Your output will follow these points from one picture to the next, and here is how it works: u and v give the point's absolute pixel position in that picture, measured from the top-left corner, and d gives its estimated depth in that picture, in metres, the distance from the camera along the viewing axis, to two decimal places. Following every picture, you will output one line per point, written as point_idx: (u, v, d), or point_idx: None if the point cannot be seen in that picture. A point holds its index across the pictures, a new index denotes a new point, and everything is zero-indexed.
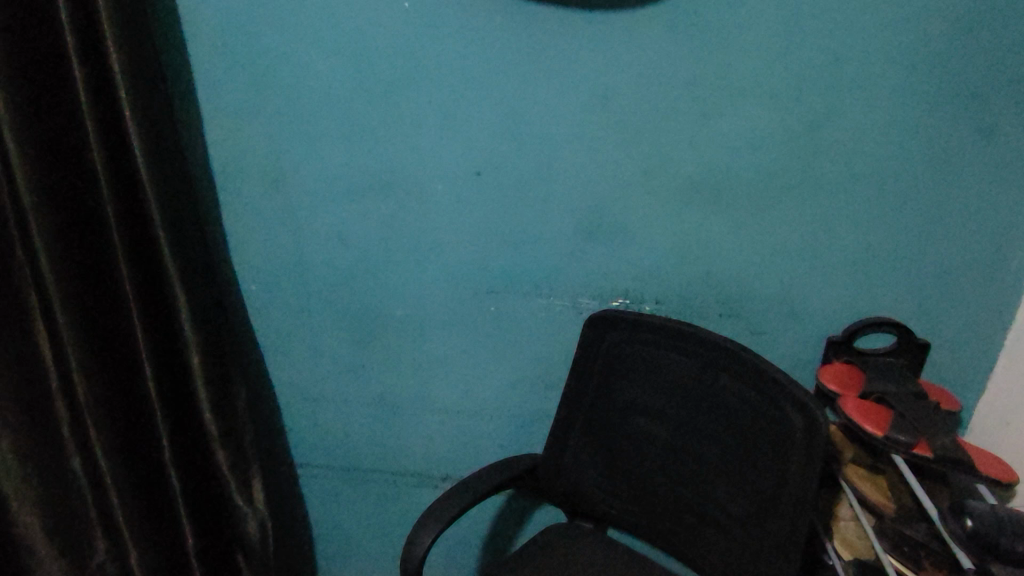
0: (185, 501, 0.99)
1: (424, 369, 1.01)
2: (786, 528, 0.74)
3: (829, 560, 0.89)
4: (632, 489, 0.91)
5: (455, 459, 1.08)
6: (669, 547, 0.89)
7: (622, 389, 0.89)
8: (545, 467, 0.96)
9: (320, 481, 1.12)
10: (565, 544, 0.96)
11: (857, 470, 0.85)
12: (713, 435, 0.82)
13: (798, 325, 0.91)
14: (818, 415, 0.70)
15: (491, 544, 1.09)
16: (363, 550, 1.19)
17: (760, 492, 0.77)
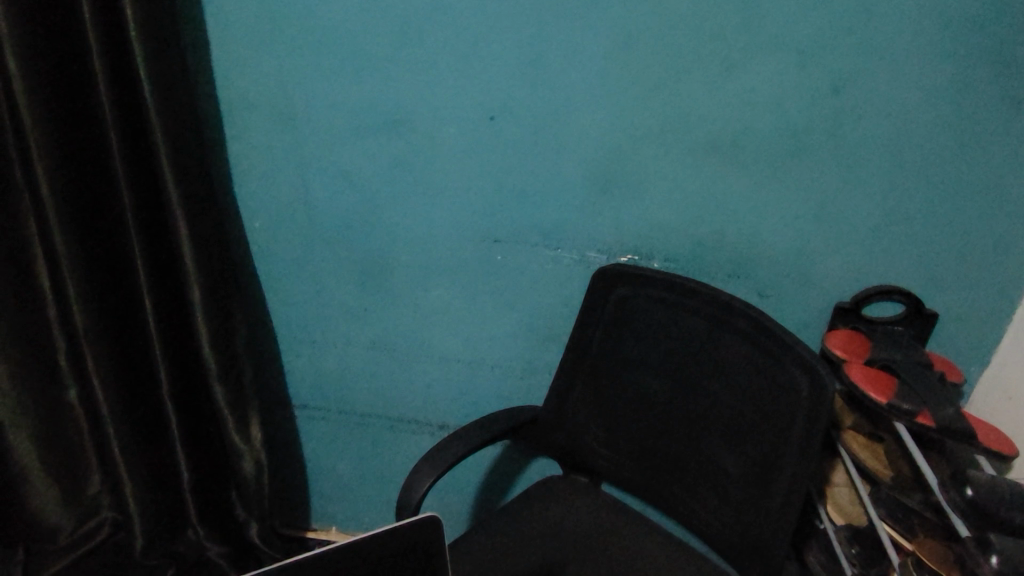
0: (180, 435, 0.99)
1: (428, 316, 1.00)
2: (786, 493, 0.73)
3: (823, 524, 0.90)
4: (631, 446, 0.91)
5: (453, 408, 1.08)
6: (664, 505, 0.90)
7: (627, 347, 0.89)
8: (543, 420, 0.96)
9: (317, 423, 1.12)
10: (558, 497, 0.96)
11: (856, 437, 0.86)
12: (716, 395, 0.81)
13: (808, 290, 0.90)
14: (825, 379, 0.69)
15: (484, 494, 1.09)
16: (357, 494, 1.20)
17: (760, 456, 0.76)
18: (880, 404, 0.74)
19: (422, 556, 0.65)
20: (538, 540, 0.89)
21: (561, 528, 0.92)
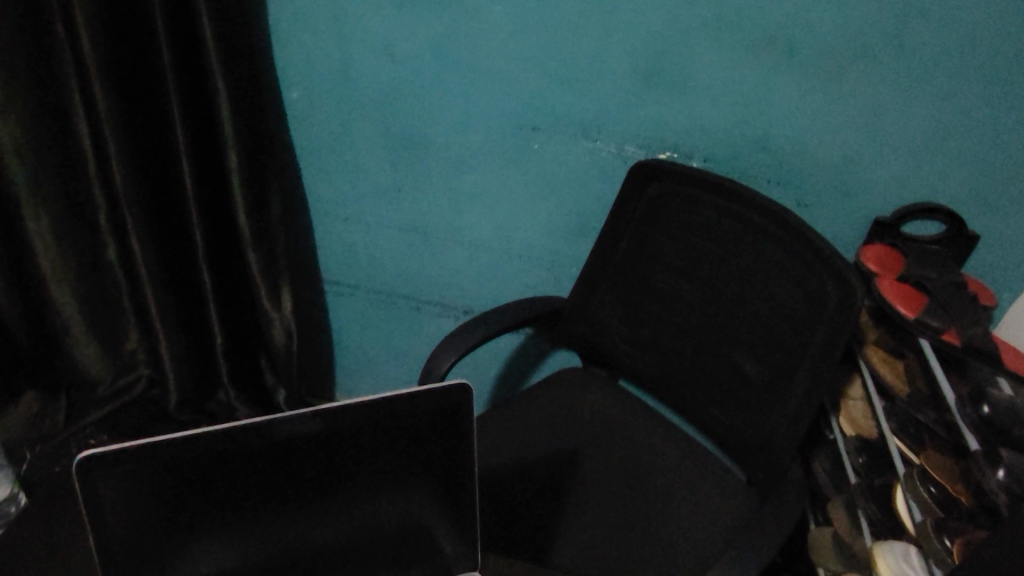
0: (214, 299, 1.02)
1: (461, 201, 1.00)
2: (801, 398, 0.74)
3: (834, 435, 0.93)
4: (651, 344, 0.92)
5: (479, 295, 1.09)
6: (679, 402, 0.92)
7: (658, 245, 0.88)
8: (568, 310, 0.97)
9: (346, 300, 1.15)
10: (576, 386, 0.99)
11: (877, 351, 0.86)
12: (743, 299, 0.81)
13: (848, 201, 0.88)
14: (856, 288, 0.69)
15: (504, 379, 1.13)
16: (381, 371, 1.24)
17: (780, 360, 0.77)
18: (906, 319, 0.75)
19: (452, 420, 0.52)
20: (552, 427, 0.93)
21: (575, 415, 0.95)
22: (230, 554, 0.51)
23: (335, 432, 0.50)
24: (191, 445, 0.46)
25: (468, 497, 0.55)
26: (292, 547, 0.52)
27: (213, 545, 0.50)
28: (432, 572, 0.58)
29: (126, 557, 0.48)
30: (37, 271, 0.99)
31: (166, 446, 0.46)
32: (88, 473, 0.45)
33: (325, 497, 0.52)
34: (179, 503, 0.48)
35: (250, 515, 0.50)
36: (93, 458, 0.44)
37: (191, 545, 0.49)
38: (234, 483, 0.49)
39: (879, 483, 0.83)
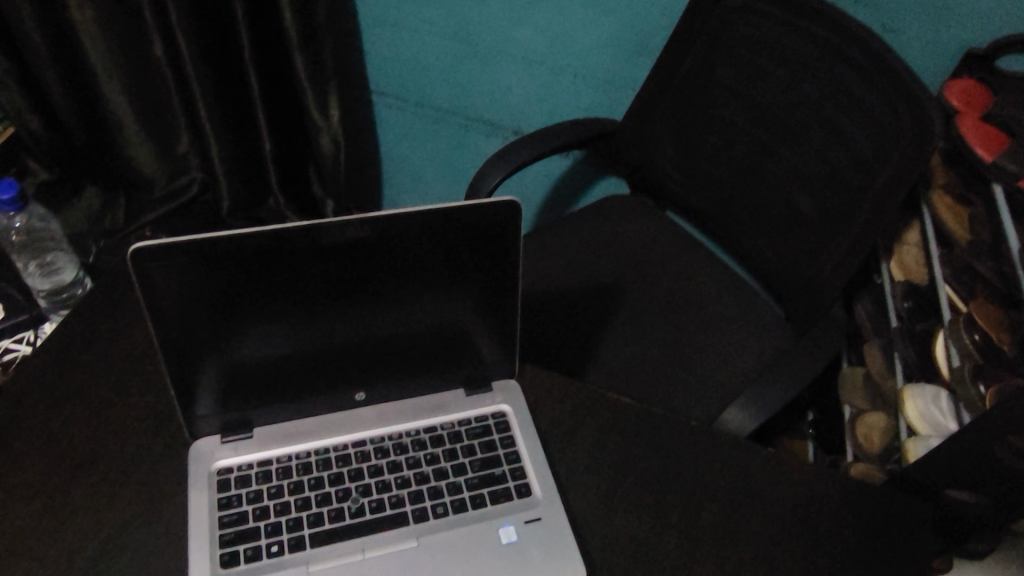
0: (263, 107, 1.00)
1: (517, 10, 0.93)
2: (854, 238, 0.72)
3: (880, 279, 0.92)
4: (703, 174, 0.89)
5: (529, 114, 1.06)
6: (727, 235, 0.91)
7: (721, 68, 0.82)
8: (620, 134, 0.94)
9: (394, 113, 1.13)
10: (620, 213, 0.98)
11: (943, 197, 0.80)
12: (807, 132, 0.76)
13: (939, 27, 0.80)
14: (934, 124, 0.64)
15: (549, 204, 1.12)
16: (426, 188, 1.24)
17: (837, 198, 0.74)
18: (981, 163, 0.69)
19: (498, 234, 0.52)
20: (594, 251, 0.93)
21: (618, 242, 0.94)
22: (283, 346, 0.54)
23: (381, 239, 0.50)
24: (240, 242, 0.47)
25: (510, 309, 0.56)
26: (340, 344, 0.55)
27: (266, 337, 0.53)
28: (473, 377, 0.61)
29: (186, 340, 0.51)
30: (85, 65, 0.97)
31: (218, 242, 0.47)
32: (145, 262, 0.46)
33: (372, 300, 0.53)
34: (233, 296, 0.50)
35: (299, 312, 0.52)
36: (148, 248, 0.46)
37: (244, 335, 0.52)
38: (284, 281, 0.50)
39: (919, 328, 0.82)
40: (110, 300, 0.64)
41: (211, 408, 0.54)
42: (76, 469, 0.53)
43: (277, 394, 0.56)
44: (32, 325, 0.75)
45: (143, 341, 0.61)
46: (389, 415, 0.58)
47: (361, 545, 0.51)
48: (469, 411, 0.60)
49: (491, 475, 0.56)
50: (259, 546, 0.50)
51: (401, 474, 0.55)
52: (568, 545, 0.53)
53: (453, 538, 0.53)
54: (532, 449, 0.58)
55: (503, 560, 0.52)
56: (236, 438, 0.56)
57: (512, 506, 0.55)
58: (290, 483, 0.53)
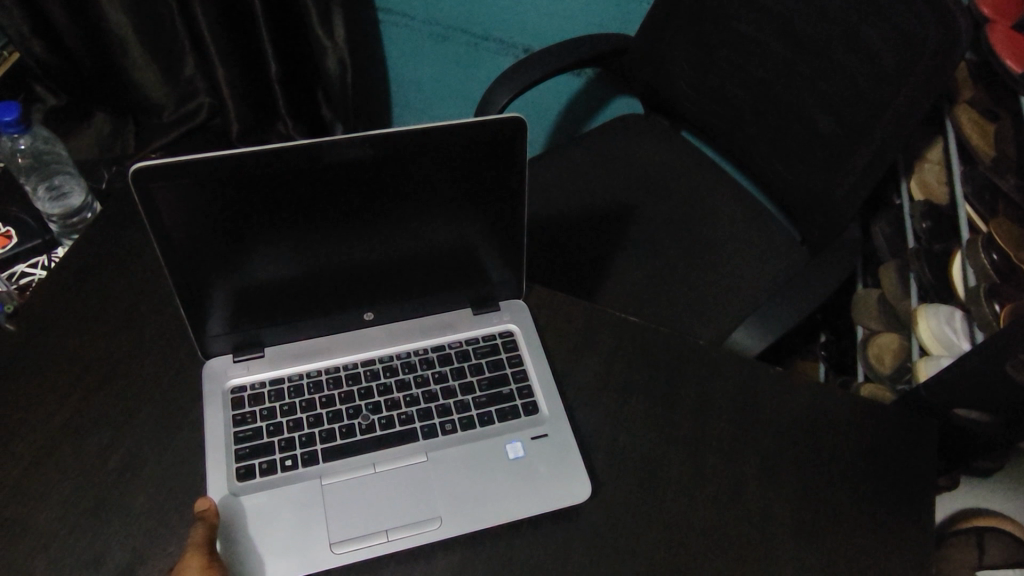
0: (265, 23, 0.97)
1: None
2: (871, 156, 0.70)
3: (899, 200, 0.89)
4: (718, 91, 0.86)
5: (539, 30, 1.02)
6: (742, 153, 0.89)
7: None
8: (633, 51, 0.90)
9: (400, 32, 1.09)
10: (634, 133, 0.96)
11: (969, 112, 0.77)
12: (825, 47, 0.72)
13: None
14: (962, 37, 0.60)
15: (562, 125, 1.09)
16: (436, 110, 1.22)
17: (855, 117, 0.71)
18: (1012, 76, 0.66)
19: (502, 151, 0.51)
20: (607, 171, 0.91)
21: (631, 163, 0.92)
22: (289, 267, 0.54)
23: (383, 158, 0.49)
24: (242, 162, 0.47)
25: (517, 227, 0.56)
26: (346, 264, 0.55)
27: (272, 258, 0.53)
28: (480, 297, 0.61)
29: (193, 260, 0.51)
30: None
31: (219, 162, 0.46)
32: (146, 181, 0.46)
33: (376, 220, 0.53)
34: (237, 217, 0.50)
35: (304, 232, 0.52)
36: (149, 168, 0.45)
37: (250, 257, 0.52)
38: (287, 201, 0.50)
39: (936, 249, 0.81)
40: (119, 224, 0.64)
41: (222, 328, 0.55)
42: (96, 389, 0.55)
43: (286, 315, 0.57)
44: (46, 250, 0.75)
45: (152, 263, 0.62)
46: (398, 334, 0.59)
47: (373, 459, 0.53)
48: (476, 331, 0.60)
49: (499, 393, 0.57)
50: (274, 460, 0.52)
51: (410, 392, 0.56)
52: (575, 460, 0.54)
53: (462, 453, 0.54)
54: (540, 368, 0.58)
55: (510, 474, 0.54)
56: (249, 357, 0.57)
57: (519, 424, 0.56)
58: (302, 400, 0.54)
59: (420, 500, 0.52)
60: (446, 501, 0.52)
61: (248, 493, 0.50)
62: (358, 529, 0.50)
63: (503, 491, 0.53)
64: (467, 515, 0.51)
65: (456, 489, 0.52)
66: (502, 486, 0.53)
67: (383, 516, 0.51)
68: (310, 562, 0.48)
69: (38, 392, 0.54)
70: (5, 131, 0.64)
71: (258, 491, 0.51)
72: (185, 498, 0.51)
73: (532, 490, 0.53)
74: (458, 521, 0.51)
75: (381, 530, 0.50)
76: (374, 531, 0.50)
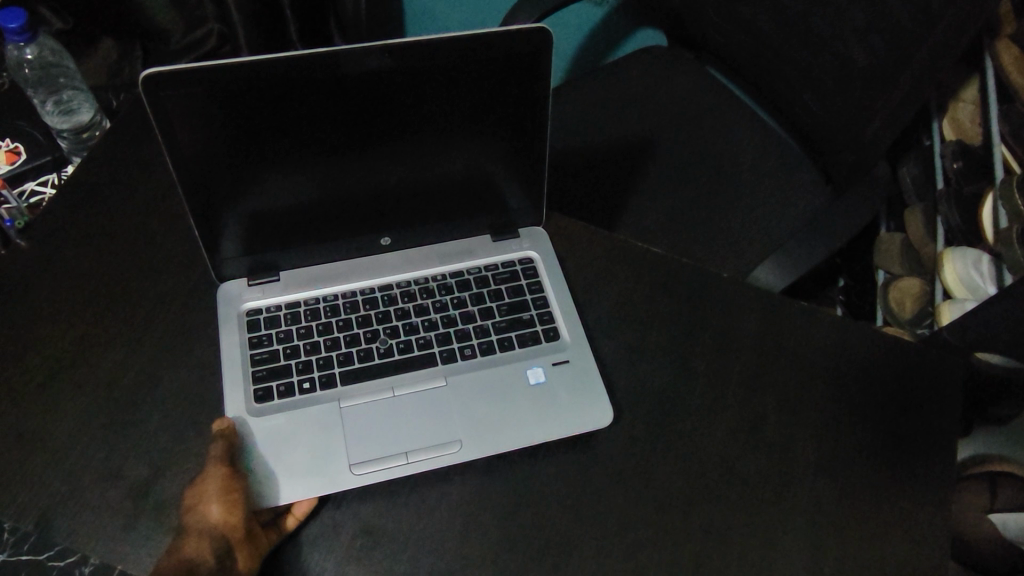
0: None
1: None
2: (904, 95, 0.66)
3: (929, 140, 0.86)
4: (742, 21, 0.81)
5: None
6: (769, 87, 0.85)
7: None
8: None
9: None
10: (657, 65, 0.92)
11: (1010, 48, 0.73)
12: None
13: None
14: None
15: (582, 58, 1.05)
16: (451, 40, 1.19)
17: (889, 53, 0.66)
18: None
19: (526, 66, 0.49)
20: (627, 104, 0.89)
21: (653, 96, 0.90)
22: (304, 190, 0.52)
23: (403, 70, 0.47)
24: (257, 71, 0.45)
25: (540, 151, 0.54)
26: (363, 187, 0.53)
27: (287, 179, 0.51)
28: (500, 224, 0.59)
29: (207, 178, 0.49)
30: None
31: (232, 70, 0.44)
32: (157, 90, 0.44)
33: (397, 140, 0.51)
34: (251, 133, 0.48)
35: (321, 151, 0.50)
36: (160, 75, 0.43)
37: (265, 177, 0.51)
38: (303, 117, 0.48)
39: (967, 191, 0.78)
40: (130, 140, 0.62)
41: (237, 251, 0.54)
42: (111, 308, 0.55)
43: (302, 238, 0.55)
44: (55, 168, 0.73)
45: (163, 182, 0.61)
46: (416, 261, 0.58)
47: (391, 383, 0.52)
48: (496, 257, 0.59)
49: (519, 319, 0.56)
50: (290, 383, 0.51)
51: (428, 317, 0.55)
52: (597, 385, 0.54)
53: (482, 377, 0.53)
54: (560, 295, 0.57)
55: (531, 398, 0.53)
56: (263, 281, 0.56)
57: (540, 349, 0.55)
58: (318, 324, 0.54)
59: (439, 424, 0.51)
60: (465, 424, 0.51)
61: (265, 415, 0.50)
62: (377, 450, 0.50)
63: (523, 415, 0.52)
64: (487, 438, 0.51)
65: (476, 413, 0.52)
66: (524, 409, 0.52)
67: (402, 438, 0.50)
68: (329, 482, 0.48)
69: (54, 310, 0.54)
70: (10, 39, 0.62)
71: (276, 412, 0.50)
72: (201, 419, 0.51)
73: (552, 415, 0.52)
74: (478, 444, 0.51)
75: (401, 452, 0.50)
76: (393, 453, 0.50)
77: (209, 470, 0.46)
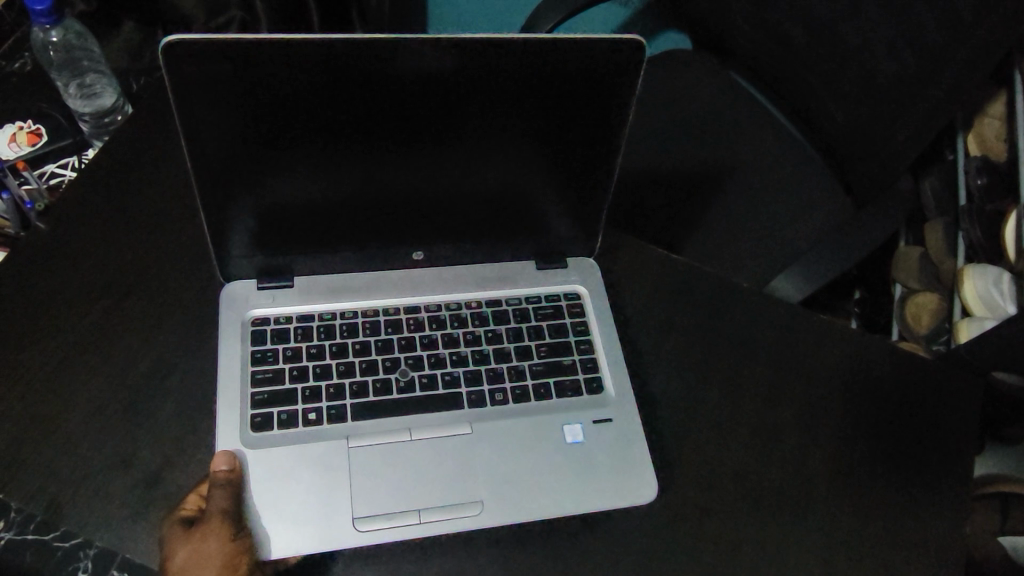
0: None
1: None
2: (929, 111, 0.65)
3: (952, 155, 0.85)
4: (769, 28, 0.80)
5: None
6: (793, 96, 0.84)
7: None
8: None
9: None
10: (681, 70, 0.92)
11: None
12: None
13: None
14: None
15: None
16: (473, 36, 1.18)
17: (916, 68, 0.65)
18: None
19: (606, 81, 0.47)
20: (649, 107, 0.88)
21: (675, 101, 0.89)
22: (321, 185, 0.51)
23: (467, 69, 0.46)
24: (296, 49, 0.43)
25: (601, 160, 0.52)
26: (402, 191, 0.52)
27: (305, 171, 0.49)
28: (545, 251, 0.59)
29: (222, 157, 0.47)
30: None
31: (269, 43, 0.42)
32: (178, 57, 0.42)
33: (445, 138, 0.49)
34: (288, 117, 0.46)
35: (363, 144, 0.49)
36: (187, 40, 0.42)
37: (281, 165, 0.49)
38: (348, 104, 0.46)
39: (988, 208, 0.77)
40: (151, 127, 0.62)
41: (244, 249, 0.53)
42: (124, 295, 0.55)
43: (318, 243, 0.54)
44: (76, 151, 0.74)
45: (183, 170, 0.61)
46: (446, 279, 0.57)
47: (409, 425, 0.51)
48: (537, 288, 0.58)
49: (559, 363, 0.55)
50: (294, 411, 0.50)
51: (457, 350, 0.54)
52: (643, 455, 0.52)
53: (516, 427, 0.52)
54: (607, 338, 0.56)
55: (567, 459, 0.51)
56: (273, 286, 0.55)
57: (582, 403, 0.54)
58: (333, 345, 0.53)
59: (461, 483, 0.49)
60: (488, 484, 0.50)
61: (264, 446, 0.48)
62: (389, 503, 0.48)
63: (555, 475, 0.51)
64: (505, 494, 0.50)
65: (497, 469, 0.50)
66: (557, 472, 0.51)
67: (417, 495, 0.49)
68: (331, 540, 0.46)
69: (73, 294, 0.54)
70: (37, 21, 0.62)
71: (271, 446, 0.49)
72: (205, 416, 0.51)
73: (588, 484, 0.51)
74: (497, 504, 0.49)
75: (414, 510, 0.48)
76: (406, 511, 0.48)
77: (209, 525, 0.45)
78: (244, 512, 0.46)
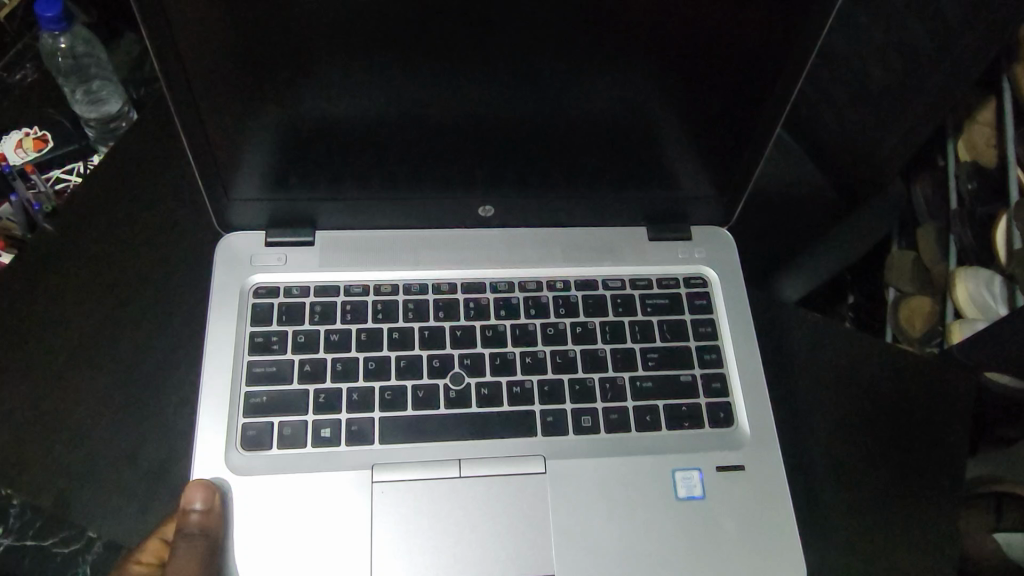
0: None
1: None
2: (915, 121, 0.66)
3: (942, 161, 0.86)
4: None
5: None
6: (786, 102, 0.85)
7: None
8: None
9: None
10: None
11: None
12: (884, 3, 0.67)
13: None
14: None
15: None
16: None
17: (908, 78, 0.66)
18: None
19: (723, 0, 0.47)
20: None
21: None
22: (356, 96, 0.50)
23: None
24: None
25: (704, 74, 0.51)
26: (528, 164, 0.57)
27: (337, 78, 0.49)
28: (663, 214, 0.62)
29: (234, 70, 0.48)
30: None
31: None
32: None
33: (563, 106, 0.53)
34: (390, 85, 0.50)
35: (487, 112, 0.52)
36: None
37: (310, 73, 0.49)
38: (464, 76, 0.50)
39: (979, 213, 0.79)
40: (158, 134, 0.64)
41: (246, 196, 0.56)
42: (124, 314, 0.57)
43: (348, 197, 0.57)
44: (82, 157, 0.74)
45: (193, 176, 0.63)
46: (519, 244, 0.61)
47: (458, 460, 0.53)
48: (650, 268, 0.62)
49: (676, 358, 0.58)
50: (301, 425, 0.52)
51: (535, 352, 0.57)
52: (781, 520, 0.54)
53: (620, 468, 0.54)
54: (738, 358, 0.59)
55: (684, 514, 0.54)
56: (288, 244, 0.59)
57: (714, 444, 0.56)
58: (365, 333, 0.55)
59: (540, 544, 0.52)
60: (568, 549, 0.52)
61: (251, 473, 0.51)
62: (436, 553, 0.51)
63: (671, 527, 0.53)
64: (570, 545, 0.52)
65: (564, 521, 0.53)
66: (670, 526, 0.53)
67: (473, 561, 0.51)
68: None
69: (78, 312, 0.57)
70: (47, 28, 0.64)
71: (260, 468, 0.51)
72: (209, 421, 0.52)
73: (704, 538, 0.53)
74: (563, 559, 0.52)
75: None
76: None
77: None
78: (221, 546, 0.49)
